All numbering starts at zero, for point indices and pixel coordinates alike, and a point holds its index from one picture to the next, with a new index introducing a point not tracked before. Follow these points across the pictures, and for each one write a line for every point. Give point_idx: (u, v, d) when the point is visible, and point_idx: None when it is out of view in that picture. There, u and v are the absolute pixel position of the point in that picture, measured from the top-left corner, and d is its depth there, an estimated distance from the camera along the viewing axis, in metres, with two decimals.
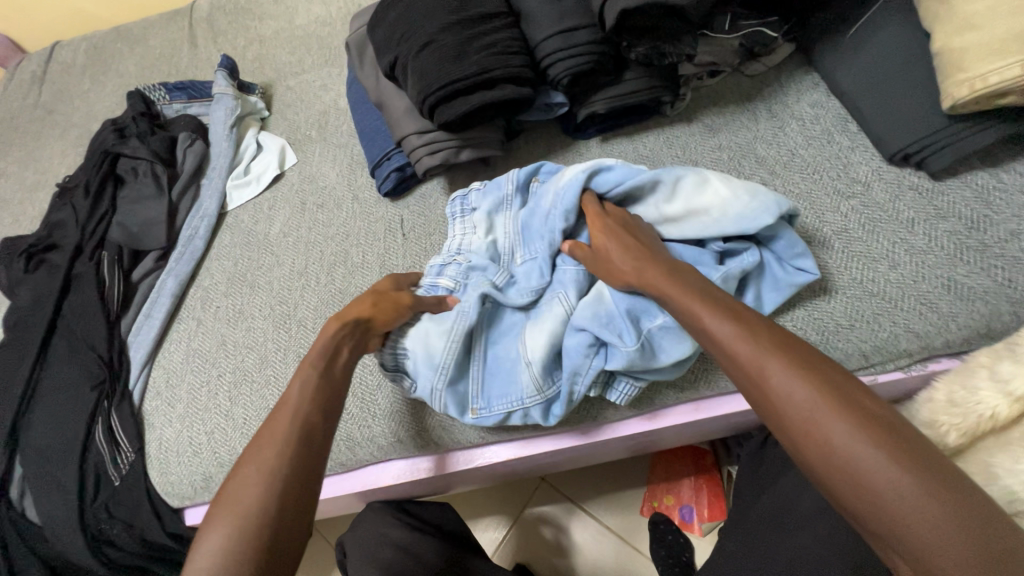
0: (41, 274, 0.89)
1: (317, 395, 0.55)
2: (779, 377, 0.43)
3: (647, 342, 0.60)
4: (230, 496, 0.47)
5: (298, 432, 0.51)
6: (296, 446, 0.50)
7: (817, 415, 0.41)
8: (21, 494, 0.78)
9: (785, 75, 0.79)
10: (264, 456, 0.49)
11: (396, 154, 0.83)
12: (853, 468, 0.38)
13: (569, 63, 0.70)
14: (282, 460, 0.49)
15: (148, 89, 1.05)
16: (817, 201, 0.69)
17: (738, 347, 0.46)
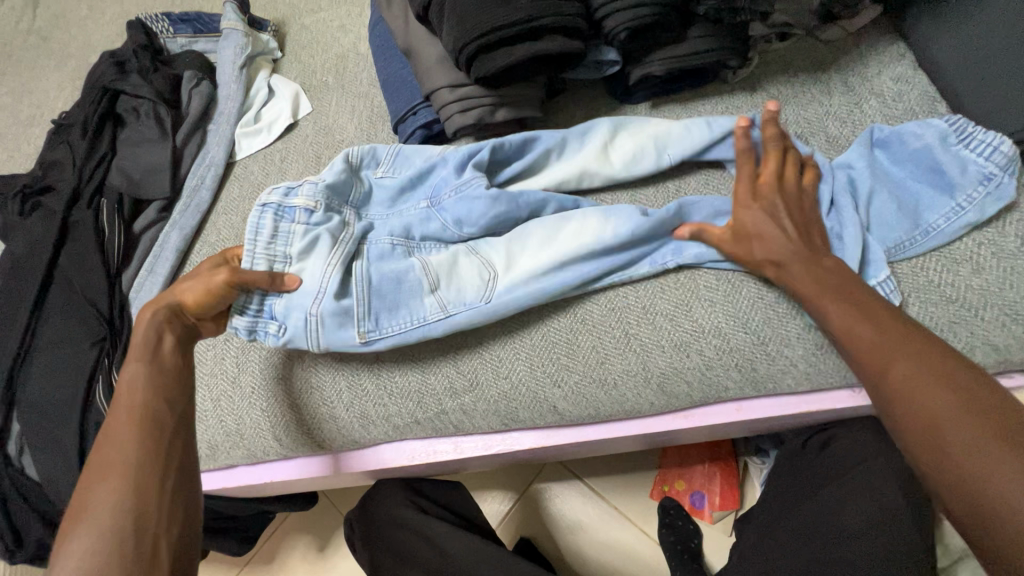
0: (36, 219, 0.83)
1: (159, 381, 0.52)
2: (907, 373, 0.46)
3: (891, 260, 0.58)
4: (78, 499, 0.44)
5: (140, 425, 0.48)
6: (139, 429, 0.48)
7: (934, 397, 0.43)
8: (19, 450, 0.75)
9: (865, 43, 0.70)
10: (118, 461, 0.46)
11: (423, 109, 0.75)
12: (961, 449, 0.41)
13: (629, 14, 0.60)
14: (138, 451, 0.47)
15: (150, 19, 0.96)
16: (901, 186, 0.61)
17: (887, 339, 0.48)
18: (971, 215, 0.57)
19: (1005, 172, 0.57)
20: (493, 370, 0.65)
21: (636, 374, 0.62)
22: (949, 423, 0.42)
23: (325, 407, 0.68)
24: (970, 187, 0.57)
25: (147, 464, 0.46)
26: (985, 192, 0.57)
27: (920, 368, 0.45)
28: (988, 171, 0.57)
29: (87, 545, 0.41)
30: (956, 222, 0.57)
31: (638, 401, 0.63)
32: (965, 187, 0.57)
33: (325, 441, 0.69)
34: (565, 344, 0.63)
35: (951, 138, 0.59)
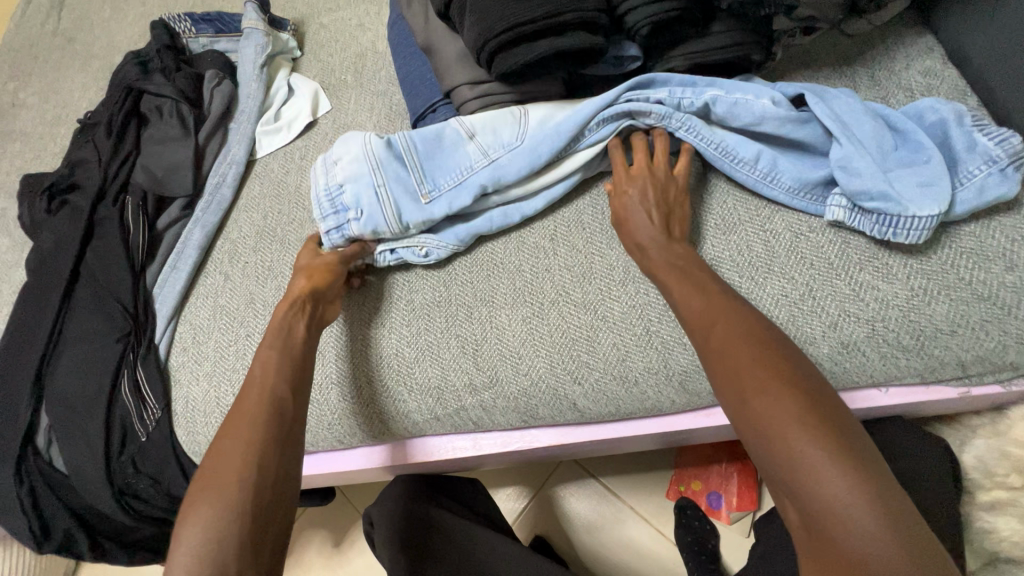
0: (63, 217, 0.84)
1: (273, 357, 0.59)
2: (750, 369, 0.45)
3: (938, 187, 0.55)
4: (203, 480, 0.50)
5: (249, 409, 0.54)
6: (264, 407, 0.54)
7: (769, 402, 0.43)
8: (47, 443, 0.77)
9: (892, 36, 0.69)
10: (241, 431, 0.52)
11: (443, 106, 0.75)
12: (807, 465, 0.40)
13: (651, 9, 0.60)
14: (255, 427, 0.52)
15: (172, 20, 0.97)
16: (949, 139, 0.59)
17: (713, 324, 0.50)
18: (973, 193, 0.55)
19: (1010, 159, 0.55)
20: (513, 367, 0.65)
21: (657, 372, 0.61)
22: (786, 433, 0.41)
23: (344, 402, 0.68)
24: (972, 165, 0.56)
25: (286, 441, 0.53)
26: (987, 171, 0.55)
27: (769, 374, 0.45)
28: (995, 153, 0.56)
29: (210, 507, 0.47)
30: (980, 194, 0.55)
31: (660, 399, 0.62)
32: (966, 164, 0.56)
33: (345, 437, 0.70)
34: (585, 342, 0.63)
35: (966, 119, 0.58)
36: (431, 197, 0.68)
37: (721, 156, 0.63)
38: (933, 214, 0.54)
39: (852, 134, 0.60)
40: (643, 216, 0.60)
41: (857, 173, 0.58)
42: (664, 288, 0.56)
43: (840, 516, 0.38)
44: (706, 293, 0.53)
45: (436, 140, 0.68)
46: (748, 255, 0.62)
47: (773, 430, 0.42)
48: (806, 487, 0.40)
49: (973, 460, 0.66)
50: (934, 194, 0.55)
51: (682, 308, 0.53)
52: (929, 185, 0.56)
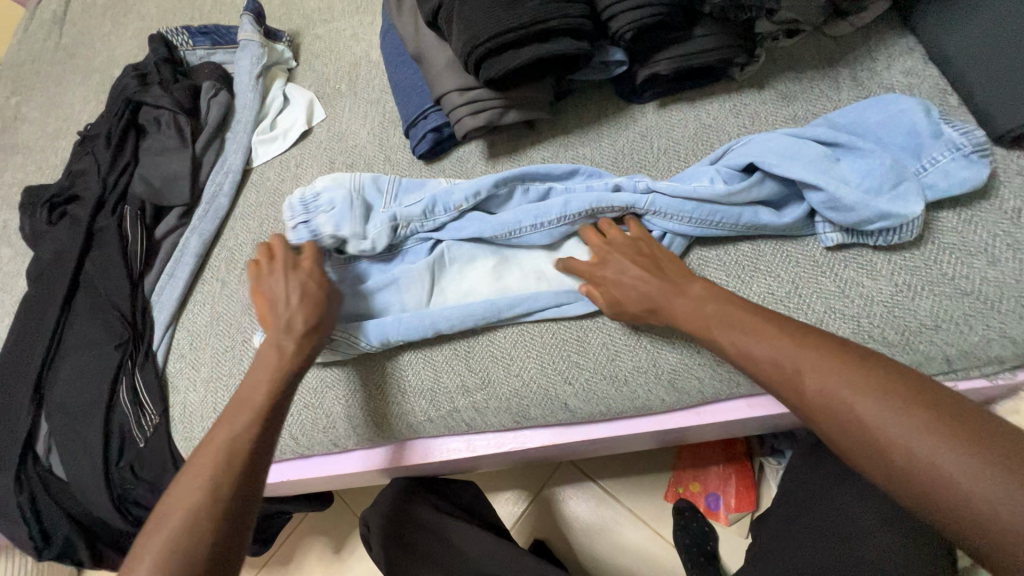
0: (63, 227, 0.86)
1: (252, 406, 0.55)
2: (813, 365, 0.46)
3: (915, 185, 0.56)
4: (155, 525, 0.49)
5: (212, 451, 0.52)
6: (224, 454, 0.52)
7: (820, 381, 0.45)
8: (47, 450, 0.78)
9: (874, 37, 0.70)
10: (195, 484, 0.50)
11: (434, 113, 0.76)
12: (903, 440, 0.40)
13: (634, 14, 0.61)
14: (214, 477, 0.50)
15: (171, 33, 0.99)
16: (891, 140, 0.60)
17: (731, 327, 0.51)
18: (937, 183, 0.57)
19: (975, 147, 0.56)
20: (505, 368, 0.65)
21: (646, 370, 0.62)
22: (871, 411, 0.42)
23: (339, 405, 0.69)
24: (936, 150, 0.57)
25: (234, 490, 0.50)
26: (951, 156, 0.57)
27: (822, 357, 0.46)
28: (959, 141, 0.57)
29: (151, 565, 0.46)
30: (954, 177, 0.57)
31: (650, 398, 0.63)
32: (931, 150, 0.58)
33: (340, 440, 0.71)
34: (574, 341, 0.64)
35: (934, 112, 0.59)
36: (411, 227, 0.67)
37: (703, 217, 0.61)
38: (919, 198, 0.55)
39: (800, 163, 0.59)
40: (634, 285, 0.58)
41: (844, 206, 0.57)
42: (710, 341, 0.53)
43: (946, 479, 0.38)
44: (764, 336, 0.49)
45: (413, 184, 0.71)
46: (734, 256, 0.63)
47: (856, 414, 0.42)
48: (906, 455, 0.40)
49: None
50: (910, 191, 0.56)
51: (752, 364, 0.49)
52: (904, 182, 0.57)
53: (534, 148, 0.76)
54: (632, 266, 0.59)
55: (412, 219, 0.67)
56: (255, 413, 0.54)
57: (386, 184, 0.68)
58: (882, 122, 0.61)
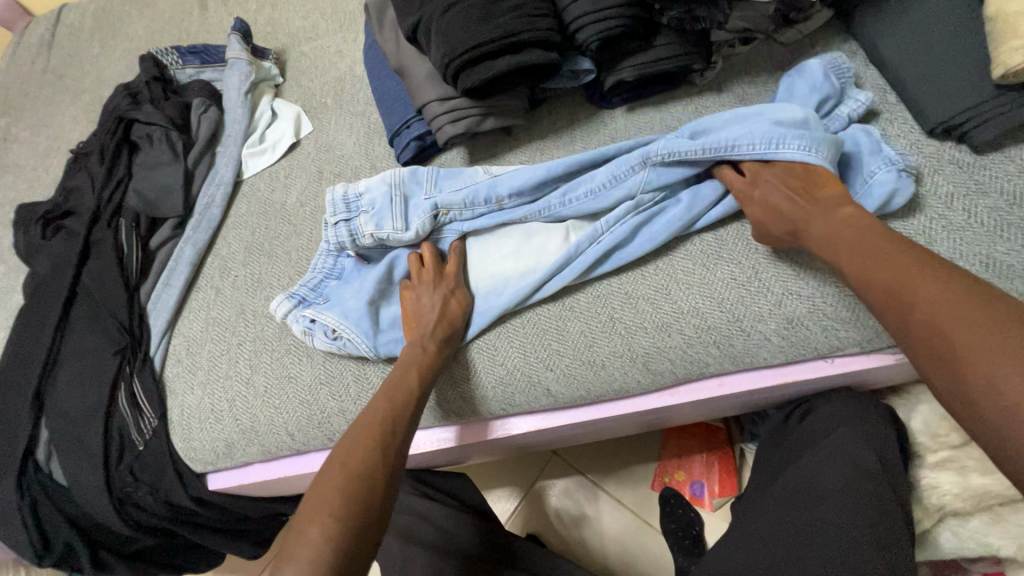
0: (59, 240, 0.88)
1: (392, 399, 0.60)
2: (933, 293, 0.46)
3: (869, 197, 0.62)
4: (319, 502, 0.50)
5: (356, 441, 0.56)
6: (386, 438, 0.57)
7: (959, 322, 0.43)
8: (47, 456, 0.80)
9: (820, 43, 0.76)
10: (351, 459, 0.54)
11: (416, 122, 0.80)
12: (975, 360, 0.41)
13: (598, 26, 0.67)
14: (366, 461, 0.54)
15: (160, 53, 1.02)
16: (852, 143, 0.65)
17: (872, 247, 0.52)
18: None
19: (906, 166, 0.62)
20: (490, 358, 0.69)
21: (622, 354, 0.66)
22: (949, 329, 0.43)
23: (333, 401, 0.73)
24: (874, 165, 0.63)
25: (381, 487, 0.53)
26: (885, 170, 0.62)
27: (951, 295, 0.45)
28: (894, 158, 0.62)
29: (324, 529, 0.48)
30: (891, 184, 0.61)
31: (626, 381, 0.67)
32: (869, 165, 0.63)
33: (335, 434, 0.74)
34: (555, 331, 0.68)
35: (875, 134, 0.65)
36: (450, 213, 0.71)
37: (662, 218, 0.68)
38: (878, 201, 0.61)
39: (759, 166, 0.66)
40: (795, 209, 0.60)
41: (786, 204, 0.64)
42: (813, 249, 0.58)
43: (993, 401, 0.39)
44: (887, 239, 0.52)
45: (454, 173, 0.75)
46: (698, 248, 0.68)
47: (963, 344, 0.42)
48: (963, 375, 0.41)
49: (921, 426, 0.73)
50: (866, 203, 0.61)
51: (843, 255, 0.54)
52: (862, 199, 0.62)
53: (512, 152, 0.81)
54: (789, 188, 0.61)
55: (453, 205, 0.71)
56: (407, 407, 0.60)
57: (428, 174, 0.73)
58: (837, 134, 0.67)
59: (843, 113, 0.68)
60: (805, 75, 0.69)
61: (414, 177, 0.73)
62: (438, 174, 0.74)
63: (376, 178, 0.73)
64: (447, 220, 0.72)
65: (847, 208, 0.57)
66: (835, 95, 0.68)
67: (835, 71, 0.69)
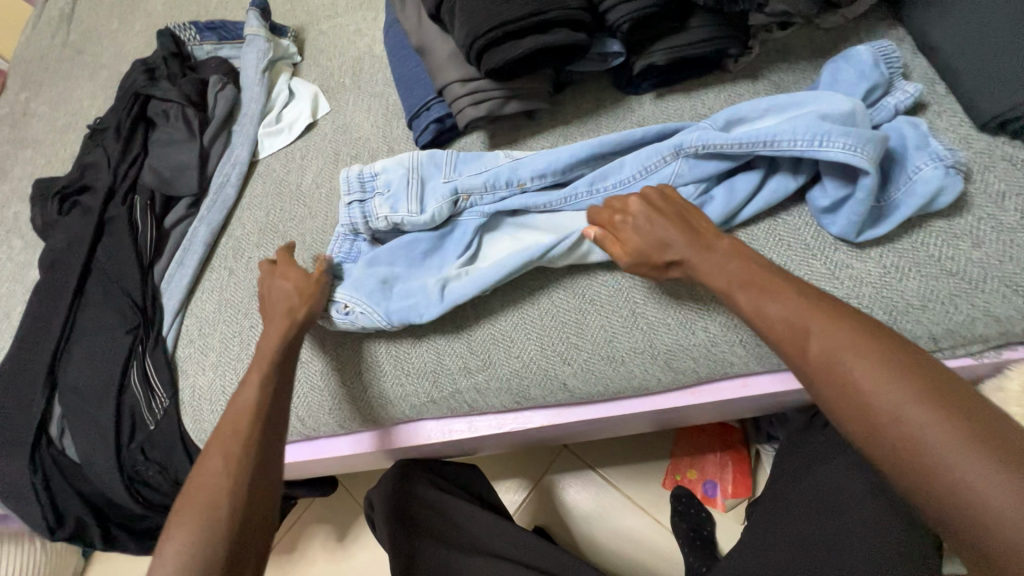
0: (74, 217, 0.88)
1: (263, 377, 0.60)
2: (861, 361, 0.43)
3: (917, 196, 0.58)
4: (189, 506, 0.52)
5: (225, 429, 0.56)
6: (256, 429, 0.56)
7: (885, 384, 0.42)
8: (60, 432, 0.80)
9: (865, 29, 0.72)
10: (227, 453, 0.54)
11: (436, 104, 0.78)
12: (929, 438, 0.39)
13: (630, 6, 0.63)
14: (241, 457, 0.54)
15: (179, 28, 1.01)
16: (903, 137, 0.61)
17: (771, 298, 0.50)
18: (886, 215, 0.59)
19: (955, 163, 0.58)
20: (506, 349, 0.67)
21: (642, 351, 0.64)
22: (890, 404, 0.41)
23: (345, 387, 0.72)
24: (921, 159, 0.59)
25: (246, 485, 0.53)
26: (934, 165, 0.58)
27: (882, 368, 0.43)
28: (943, 153, 0.58)
29: (185, 537, 0.50)
30: (937, 184, 0.57)
31: (646, 378, 0.65)
32: (915, 158, 0.59)
33: (346, 421, 0.73)
34: (574, 324, 0.66)
35: (922, 127, 0.61)
36: (471, 198, 0.69)
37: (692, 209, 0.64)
38: (922, 201, 0.57)
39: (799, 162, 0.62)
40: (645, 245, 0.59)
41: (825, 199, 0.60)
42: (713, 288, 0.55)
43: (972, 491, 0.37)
44: (789, 302, 0.49)
45: (473, 155, 0.72)
46: (730, 243, 0.65)
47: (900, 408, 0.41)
48: (924, 453, 0.39)
49: None
50: (912, 202, 0.58)
51: (767, 323, 0.50)
52: (911, 198, 0.58)
53: (534, 138, 0.78)
54: (660, 219, 0.59)
55: (473, 190, 0.69)
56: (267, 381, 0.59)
57: (446, 158, 0.72)
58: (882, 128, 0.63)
59: (890, 103, 0.64)
60: (851, 61, 0.65)
61: (431, 160, 0.72)
62: (456, 157, 0.72)
63: (393, 160, 0.71)
64: (467, 205, 0.70)
65: (725, 239, 0.57)
66: (883, 84, 0.64)
67: (883, 58, 0.65)
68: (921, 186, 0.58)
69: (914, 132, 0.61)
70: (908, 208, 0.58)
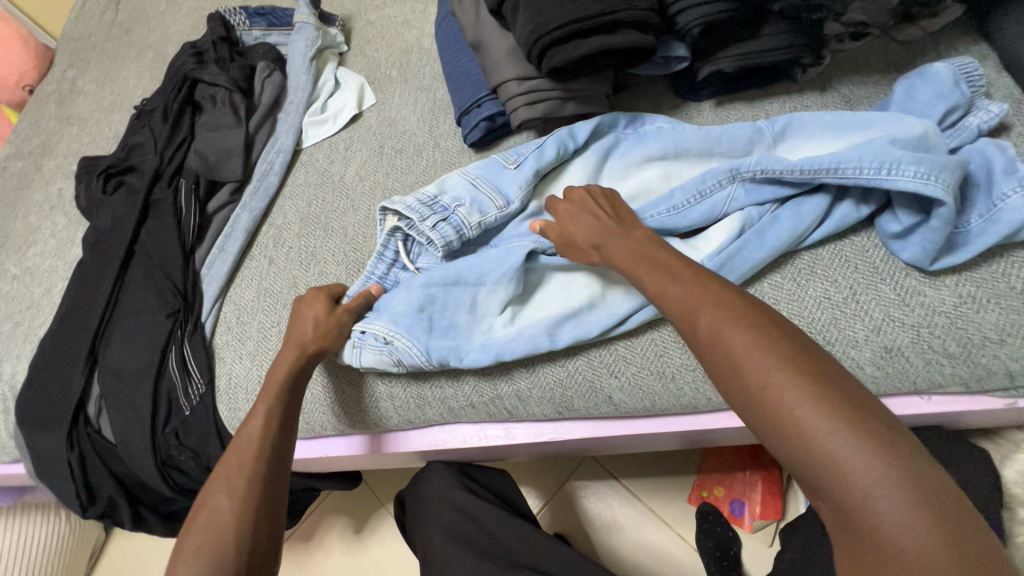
0: (120, 197, 0.88)
1: (273, 404, 0.60)
2: (787, 386, 0.39)
3: (1004, 224, 0.54)
4: (195, 532, 0.52)
5: (230, 460, 0.56)
6: (264, 469, 0.56)
7: (800, 404, 0.38)
8: (97, 412, 0.80)
9: (943, 44, 0.68)
10: (235, 478, 0.54)
11: (488, 101, 0.76)
12: (855, 483, 0.36)
13: (702, 10, 0.61)
14: (250, 482, 0.54)
15: (228, 12, 1.01)
16: (990, 162, 0.58)
17: (714, 314, 0.45)
18: (963, 245, 0.56)
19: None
20: (551, 358, 0.66)
21: (696, 369, 0.62)
22: (822, 434, 0.37)
23: (383, 386, 0.70)
24: (1009, 185, 0.55)
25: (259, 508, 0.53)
26: None
27: (800, 380, 0.39)
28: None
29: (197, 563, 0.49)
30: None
31: (696, 397, 0.63)
32: (1003, 185, 0.56)
33: (382, 419, 0.72)
34: (624, 338, 0.64)
35: (1011, 151, 0.58)
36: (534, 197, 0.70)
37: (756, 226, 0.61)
38: (1009, 229, 0.54)
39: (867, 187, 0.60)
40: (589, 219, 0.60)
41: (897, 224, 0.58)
42: (636, 280, 0.53)
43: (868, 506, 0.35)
44: (736, 322, 0.44)
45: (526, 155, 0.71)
46: (793, 263, 0.62)
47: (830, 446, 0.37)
48: (841, 472, 0.36)
49: (1016, 475, 0.65)
50: (997, 230, 0.54)
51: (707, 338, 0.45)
52: (996, 227, 0.55)
53: None
54: (594, 207, 0.61)
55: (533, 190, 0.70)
56: (276, 405, 0.60)
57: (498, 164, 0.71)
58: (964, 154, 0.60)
59: (971, 124, 0.60)
60: (929, 80, 0.62)
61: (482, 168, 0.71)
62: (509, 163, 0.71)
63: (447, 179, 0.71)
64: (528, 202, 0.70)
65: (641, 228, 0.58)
66: (964, 105, 0.61)
67: (964, 77, 0.61)
68: (1009, 213, 0.54)
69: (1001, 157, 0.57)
70: (994, 237, 0.54)
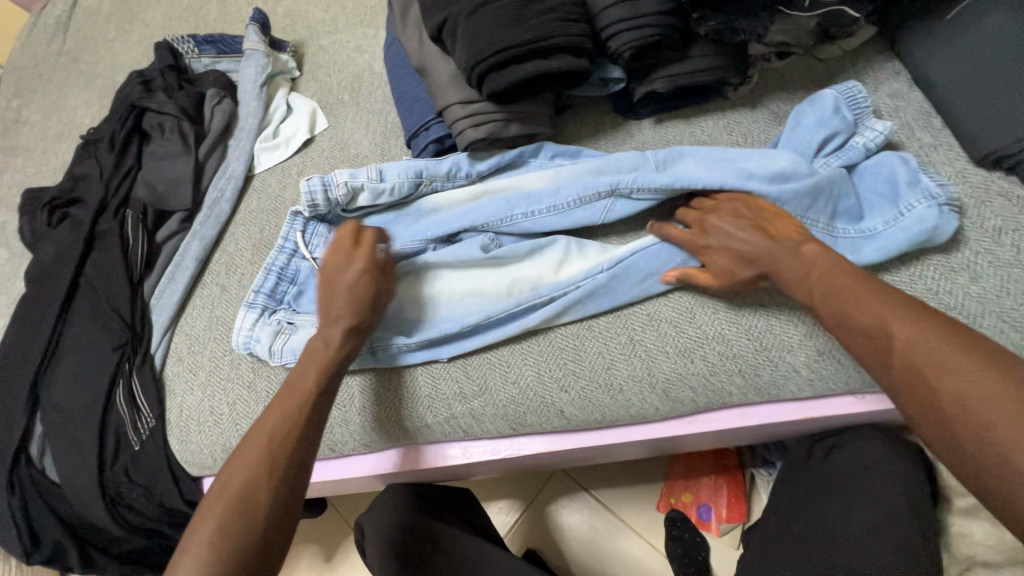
0: (63, 229, 0.86)
1: (262, 442, 0.55)
2: (978, 373, 0.42)
3: (913, 228, 0.58)
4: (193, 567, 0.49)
5: (215, 500, 0.52)
6: (254, 510, 0.51)
7: (974, 389, 0.42)
8: (41, 451, 0.78)
9: (861, 62, 0.73)
10: (217, 521, 0.50)
11: (435, 124, 0.77)
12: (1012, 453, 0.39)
13: (631, 35, 0.64)
14: (240, 526, 0.50)
15: (176, 41, 1.00)
16: (895, 175, 0.62)
17: (884, 310, 0.48)
18: (876, 246, 0.60)
19: (947, 201, 0.59)
20: (503, 371, 0.67)
21: (642, 379, 0.63)
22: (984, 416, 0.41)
23: (336, 410, 0.69)
24: (913, 197, 0.59)
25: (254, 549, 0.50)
26: (926, 204, 0.58)
27: (979, 360, 0.43)
28: (934, 191, 0.59)
29: None
30: (928, 221, 0.57)
31: (644, 407, 0.64)
32: (908, 197, 0.60)
33: (337, 446, 0.71)
34: (573, 351, 0.65)
35: (913, 162, 0.62)
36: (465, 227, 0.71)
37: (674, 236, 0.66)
38: (915, 234, 0.58)
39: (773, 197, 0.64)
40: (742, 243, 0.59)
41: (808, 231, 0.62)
42: (795, 296, 0.55)
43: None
44: (910, 321, 0.47)
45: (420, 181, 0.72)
46: None
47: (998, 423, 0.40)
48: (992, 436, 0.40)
49: None
50: (906, 234, 0.58)
51: (862, 333, 0.49)
52: (907, 230, 0.58)
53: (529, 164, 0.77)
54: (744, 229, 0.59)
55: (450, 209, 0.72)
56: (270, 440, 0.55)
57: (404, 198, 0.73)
58: (864, 171, 0.65)
59: (859, 143, 0.65)
60: (816, 104, 0.66)
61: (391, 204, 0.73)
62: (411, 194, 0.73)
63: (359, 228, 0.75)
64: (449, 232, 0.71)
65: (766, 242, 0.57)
66: (846, 130, 0.65)
67: (851, 101, 0.66)
68: (915, 220, 0.58)
69: (903, 171, 0.62)
70: (905, 239, 0.58)
